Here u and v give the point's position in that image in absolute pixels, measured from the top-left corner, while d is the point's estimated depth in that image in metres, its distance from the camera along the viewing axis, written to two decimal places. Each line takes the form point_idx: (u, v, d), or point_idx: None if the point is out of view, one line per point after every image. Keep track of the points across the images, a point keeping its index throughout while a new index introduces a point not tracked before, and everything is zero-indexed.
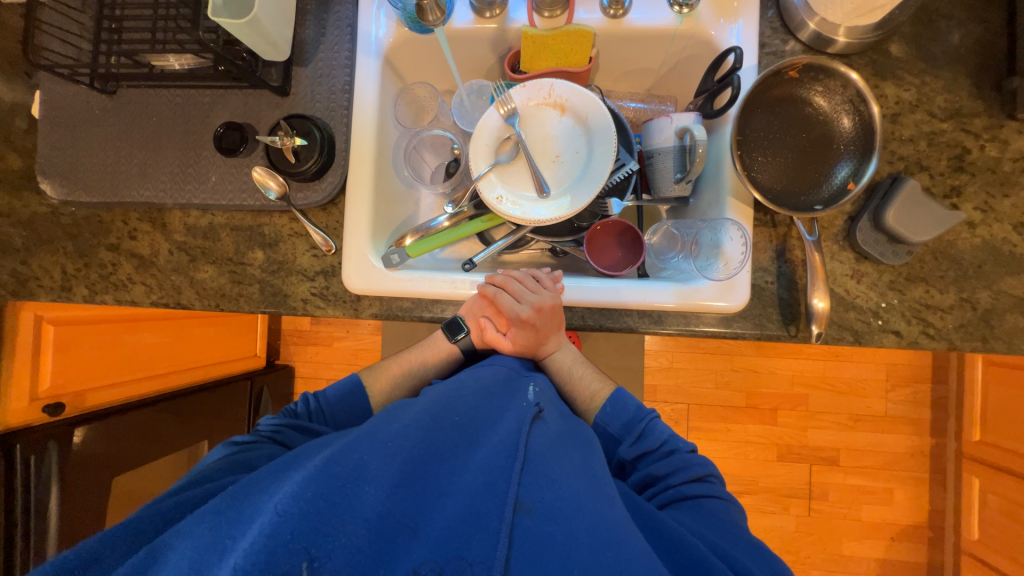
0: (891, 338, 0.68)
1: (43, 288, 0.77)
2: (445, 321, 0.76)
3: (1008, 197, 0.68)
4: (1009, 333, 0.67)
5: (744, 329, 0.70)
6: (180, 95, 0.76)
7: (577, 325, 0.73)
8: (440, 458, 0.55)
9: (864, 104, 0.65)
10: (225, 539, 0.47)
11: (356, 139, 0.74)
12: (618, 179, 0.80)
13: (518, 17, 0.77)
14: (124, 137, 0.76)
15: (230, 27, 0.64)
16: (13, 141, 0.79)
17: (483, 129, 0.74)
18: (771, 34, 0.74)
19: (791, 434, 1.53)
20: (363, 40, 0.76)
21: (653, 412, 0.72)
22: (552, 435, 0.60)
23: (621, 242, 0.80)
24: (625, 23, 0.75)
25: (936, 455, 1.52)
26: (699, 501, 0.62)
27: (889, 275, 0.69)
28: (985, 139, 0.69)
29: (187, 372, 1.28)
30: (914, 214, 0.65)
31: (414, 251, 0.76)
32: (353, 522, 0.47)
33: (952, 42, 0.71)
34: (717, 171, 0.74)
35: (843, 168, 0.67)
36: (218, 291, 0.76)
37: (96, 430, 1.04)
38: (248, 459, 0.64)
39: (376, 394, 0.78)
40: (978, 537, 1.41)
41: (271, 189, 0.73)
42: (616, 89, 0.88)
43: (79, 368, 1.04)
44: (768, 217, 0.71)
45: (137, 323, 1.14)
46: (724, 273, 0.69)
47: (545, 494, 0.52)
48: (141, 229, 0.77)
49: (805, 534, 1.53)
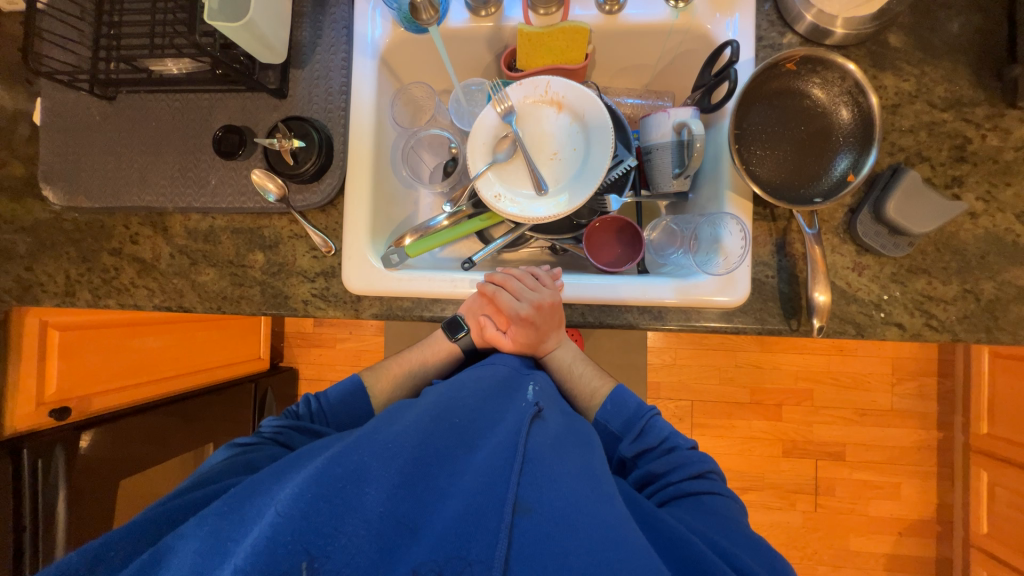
0: (893, 330, 0.68)
1: (47, 293, 0.78)
2: (445, 320, 0.76)
3: (1010, 186, 0.68)
4: (1013, 324, 0.67)
5: (745, 323, 0.70)
6: (179, 100, 0.76)
7: (577, 322, 0.73)
8: (441, 458, 0.55)
9: (863, 95, 0.64)
10: (227, 541, 0.47)
11: (355, 140, 0.75)
12: (617, 175, 0.79)
13: (513, 15, 0.77)
14: (125, 142, 0.76)
15: (226, 30, 0.64)
16: (14, 149, 0.80)
17: (480, 128, 0.74)
18: (768, 26, 0.74)
19: (797, 430, 1.52)
20: (359, 41, 0.77)
21: (653, 409, 0.71)
22: (552, 434, 0.60)
23: (620, 238, 0.80)
24: (621, 19, 0.75)
25: (943, 448, 1.51)
26: (700, 498, 0.62)
27: (890, 267, 0.68)
28: (987, 128, 0.69)
29: (189, 376, 1.28)
30: (915, 206, 0.64)
31: (413, 250, 0.76)
32: (353, 523, 0.47)
33: (951, 31, 0.71)
34: (716, 165, 0.74)
35: (842, 160, 0.66)
36: (220, 294, 0.76)
37: (102, 434, 1.05)
38: (250, 461, 0.64)
39: (378, 394, 0.78)
40: (987, 530, 1.40)
41: (270, 191, 0.73)
42: (613, 86, 0.88)
43: (85, 372, 1.04)
44: (767, 210, 0.71)
45: (140, 327, 1.14)
46: (724, 267, 0.68)
47: (545, 494, 0.52)
48: (142, 233, 0.78)
49: (812, 530, 1.52)
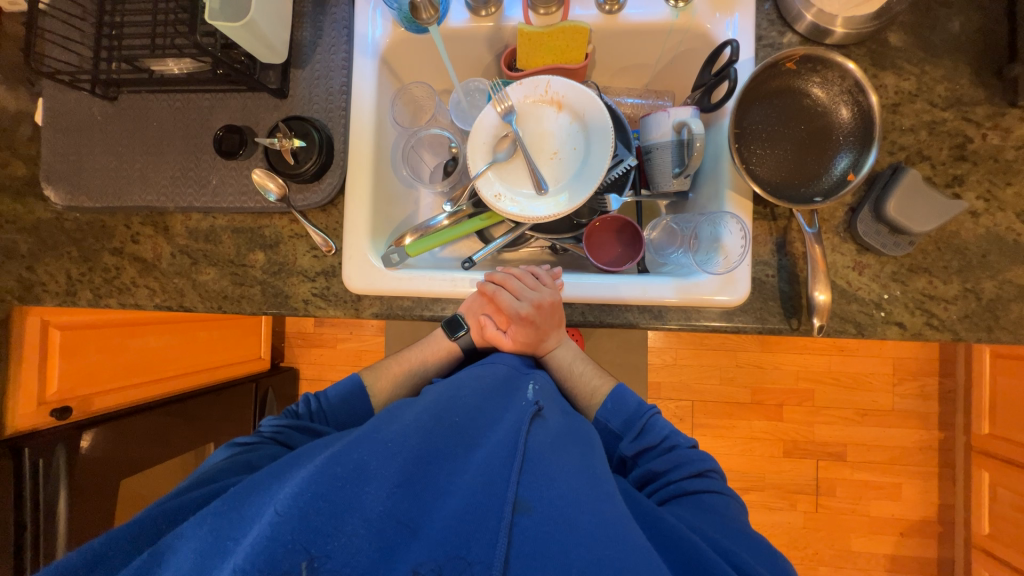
0: (894, 329, 0.68)
1: (48, 293, 0.78)
2: (445, 319, 0.76)
3: (1011, 185, 0.67)
4: (1014, 323, 0.66)
5: (745, 323, 0.70)
6: (180, 101, 0.76)
7: (577, 321, 0.73)
8: (441, 457, 0.55)
9: (863, 94, 0.64)
10: (226, 541, 0.47)
11: (355, 139, 0.75)
12: (617, 174, 0.79)
13: (513, 15, 0.77)
14: (126, 142, 0.77)
15: (227, 30, 0.64)
16: (16, 149, 0.80)
17: (481, 127, 0.74)
18: (767, 26, 0.74)
19: (798, 430, 1.52)
20: (359, 41, 0.77)
21: (653, 408, 0.71)
22: (552, 433, 0.60)
23: (621, 238, 0.81)
24: (621, 18, 0.75)
25: (945, 448, 1.50)
26: (700, 497, 0.62)
27: (891, 266, 0.68)
28: (987, 127, 0.69)
29: (188, 376, 1.28)
30: (915, 205, 0.64)
31: (413, 250, 0.76)
32: (353, 522, 0.47)
33: (951, 30, 0.71)
34: (716, 165, 0.74)
35: (843, 159, 0.66)
36: (221, 293, 0.76)
37: (104, 434, 1.05)
38: (250, 460, 0.64)
39: (377, 394, 0.78)
40: (988, 530, 1.39)
41: (271, 191, 0.73)
42: (613, 86, 0.88)
43: (87, 371, 1.04)
44: (767, 209, 0.71)
45: (141, 327, 1.15)
46: (724, 266, 0.68)
47: (545, 493, 0.52)
48: (143, 232, 0.78)
49: (813, 531, 1.52)
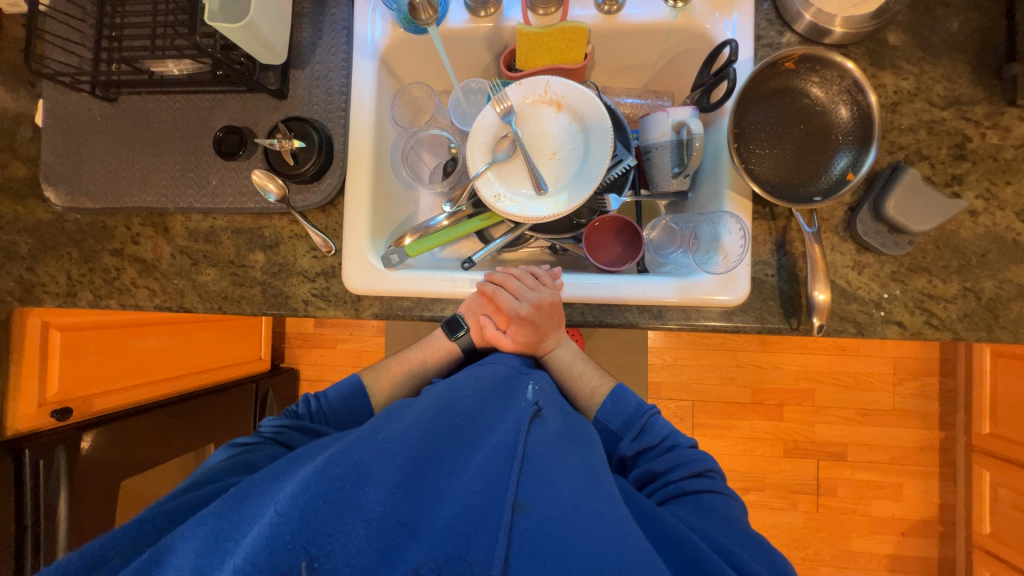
0: (893, 329, 0.68)
1: (49, 294, 0.78)
2: (445, 320, 0.76)
3: (1010, 185, 0.67)
4: (1014, 322, 0.66)
5: (745, 322, 0.70)
6: (180, 101, 0.76)
7: (577, 321, 0.73)
8: (440, 458, 0.55)
9: (862, 94, 0.64)
10: (227, 541, 0.47)
11: (355, 140, 0.75)
12: (616, 174, 0.79)
13: (512, 16, 0.77)
14: (126, 143, 0.77)
15: (226, 31, 0.64)
16: (16, 150, 0.80)
17: (480, 127, 0.74)
18: (766, 25, 0.74)
19: (798, 429, 1.52)
20: (359, 42, 0.77)
21: (653, 408, 0.71)
22: (552, 434, 0.60)
23: (620, 238, 0.81)
24: (619, 19, 0.75)
25: (945, 448, 1.50)
26: (700, 497, 0.62)
27: (890, 266, 0.68)
28: (986, 126, 0.69)
29: (188, 377, 1.28)
30: (915, 204, 0.64)
31: (413, 250, 0.76)
32: (352, 523, 0.47)
33: (950, 29, 0.71)
34: (715, 164, 0.74)
35: (842, 159, 0.66)
36: (221, 293, 0.76)
37: (104, 435, 1.05)
38: (250, 460, 0.64)
39: (378, 394, 0.78)
40: (989, 530, 1.39)
41: (270, 192, 0.73)
42: (612, 86, 0.88)
43: (87, 372, 1.04)
44: (767, 209, 0.71)
45: (141, 328, 1.15)
46: (724, 266, 0.68)
47: (545, 493, 0.52)
48: (144, 233, 0.78)
49: (813, 531, 1.52)
